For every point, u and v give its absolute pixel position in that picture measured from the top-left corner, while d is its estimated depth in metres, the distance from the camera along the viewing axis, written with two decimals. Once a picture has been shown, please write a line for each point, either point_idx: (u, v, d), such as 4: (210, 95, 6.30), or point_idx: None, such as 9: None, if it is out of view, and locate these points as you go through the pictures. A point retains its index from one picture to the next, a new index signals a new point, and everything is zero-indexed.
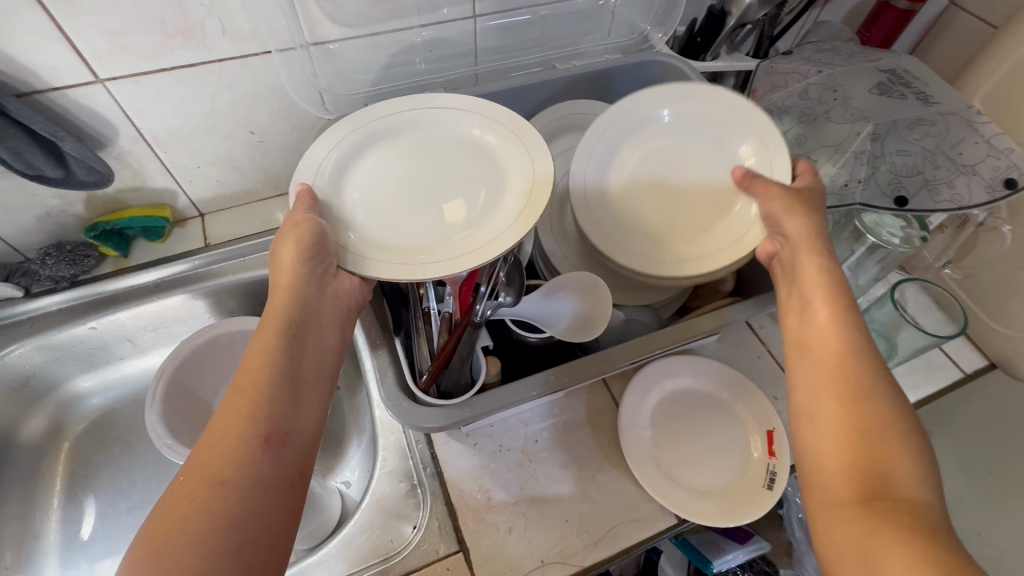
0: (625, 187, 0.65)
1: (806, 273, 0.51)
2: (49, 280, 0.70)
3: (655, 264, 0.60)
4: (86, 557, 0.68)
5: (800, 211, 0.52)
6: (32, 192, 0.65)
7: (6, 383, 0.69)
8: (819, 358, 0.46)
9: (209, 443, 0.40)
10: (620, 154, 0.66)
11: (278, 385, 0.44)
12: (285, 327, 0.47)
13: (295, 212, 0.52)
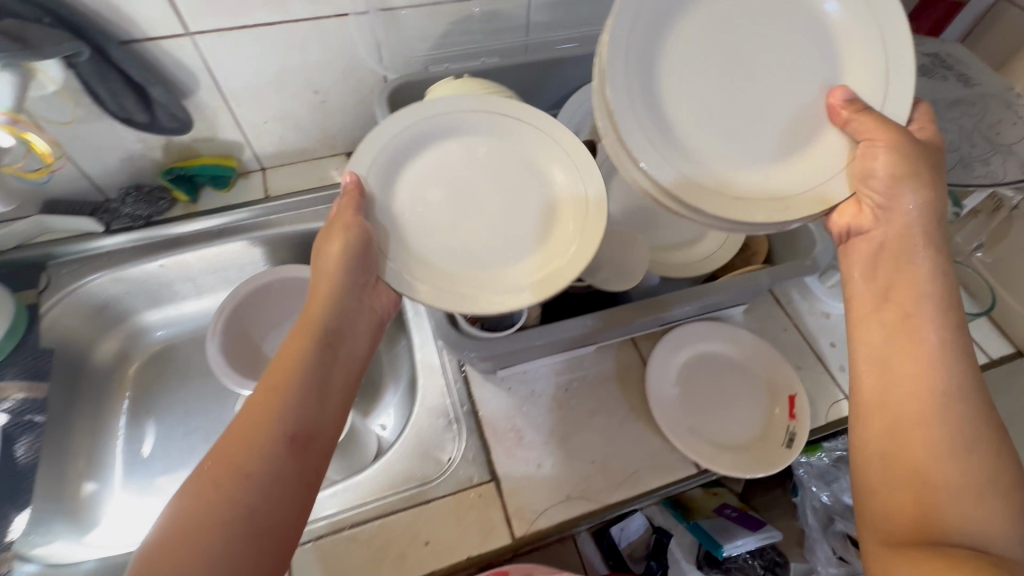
0: (688, 70, 0.50)
1: (904, 282, 0.48)
2: (128, 218, 0.76)
3: (717, 197, 0.47)
4: (147, 470, 0.75)
5: (923, 185, 0.48)
6: (120, 134, 0.71)
7: (87, 309, 0.75)
8: (903, 385, 0.44)
9: (235, 433, 0.43)
10: (688, 21, 0.50)
11: (308, 389, 0.47)
12: (319, 334, 0.51)
13: (345, 208, 0.52)
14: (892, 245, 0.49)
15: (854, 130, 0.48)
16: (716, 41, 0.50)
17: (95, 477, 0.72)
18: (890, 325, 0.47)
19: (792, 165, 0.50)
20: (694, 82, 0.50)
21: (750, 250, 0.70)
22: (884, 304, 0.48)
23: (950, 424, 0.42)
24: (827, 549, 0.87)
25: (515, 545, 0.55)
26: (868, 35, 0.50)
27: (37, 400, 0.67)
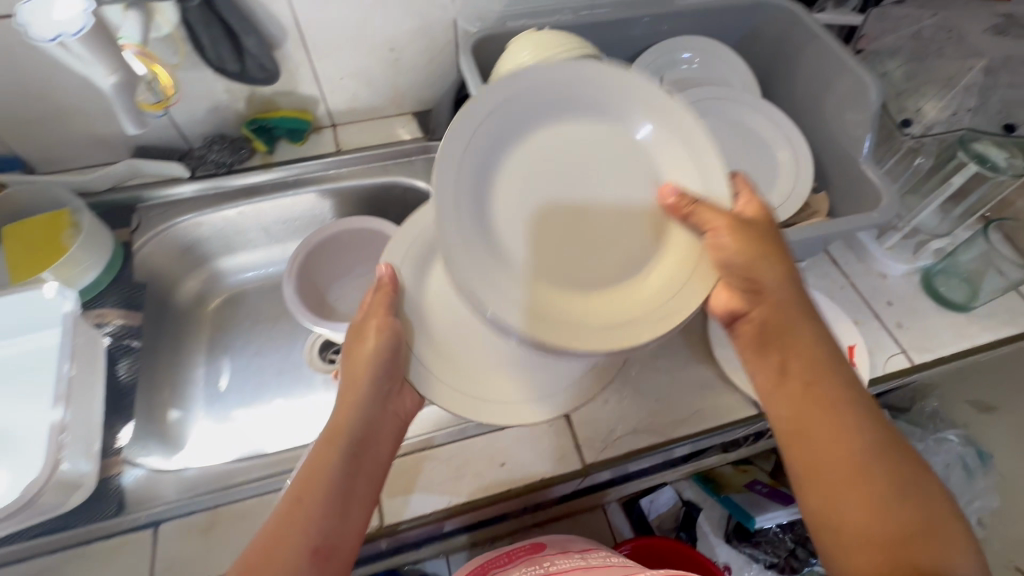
0: (524, 206, 0.52)
1: (795, 355, 0.50)
2: (213, 165, 0.81)
3: (593, 323, 0.50)
4: (223, 402, 0.79)
5: (773, 257, 0.52)
6: (209, 83, 0.75)
7: (174, 248, 0.81)
8: (830, 442, 0.45)
9: (260, 553, 0.42)
10: (517, 163, 0.53)
11: (331, 497, 0.46)
12: (346, 440, 0.50)
13: (380, 309, 0.55)
14: (787, 319, 0.51)
15: (699, 222, 0.50)
16: (548, 175, 0.53)
17: (178, 406, 0.76)
18: (796, 390, 0.48)
19: (649, 279, 0.53)
20: (534, 219, 0.52)
21: (812, 208, 0.71)
22: (791, 382, 0.49)
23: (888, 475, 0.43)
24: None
25: (585, 469, 0.59)
26: (677, 139, 0.53)
27: (133, 326, 0.71)
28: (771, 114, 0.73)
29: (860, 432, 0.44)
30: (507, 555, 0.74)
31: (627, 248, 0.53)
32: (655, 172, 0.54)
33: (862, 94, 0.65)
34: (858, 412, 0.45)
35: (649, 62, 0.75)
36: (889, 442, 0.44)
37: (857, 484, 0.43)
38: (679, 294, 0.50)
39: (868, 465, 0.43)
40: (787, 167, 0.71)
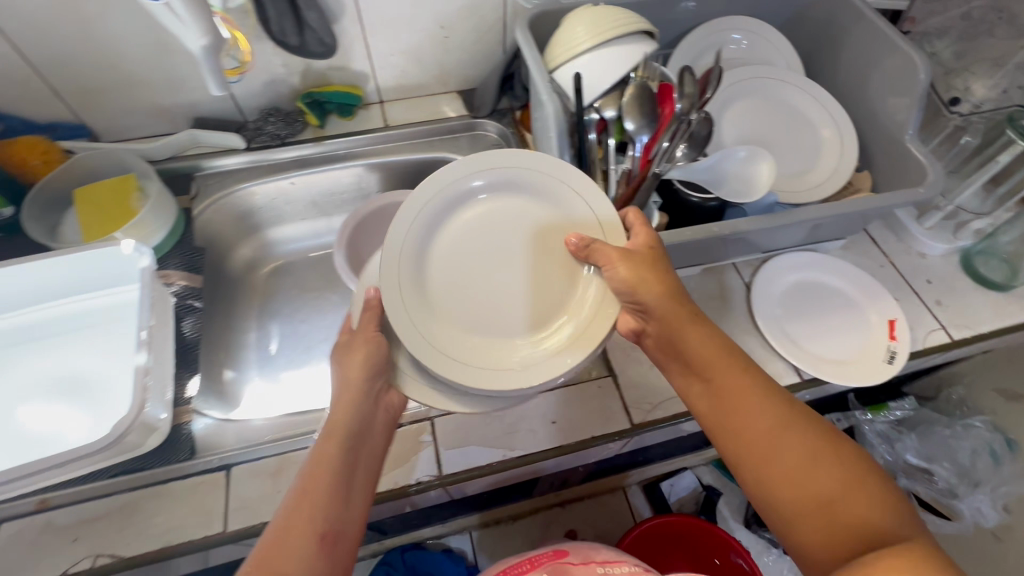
0: (440, 277, 0.55)
1: (716, 368, 0.50)
2: (269, 137, 0.85)
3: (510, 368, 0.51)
4: (274, 365, 0.82)
5: (653, 280, 0.52)
6: (268, 56, 0.78)
7: (231, 216, 0.84)
8: (756, 435, 0.47)
9: (272, 546, 0.43)
10: (437, 247, 0.56)
11: (333, 487, 0.47)
12: (343, 435, 0.50)
13: (367, 325, 0.55)
14: (677, 323, 0.52)
15: (596, 258, 0.52)
16: (464, 247, 0.56)
17: (232, 366, 0.79)
18: (715, 397, 0.50)
19: (564, 324, 0.54)
20: (453, 287, 0.55)
21: (853, 186, 0.71)
22: (692, 378, 0.51)
23: (801, 449, 0.45)
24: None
25: (633, 429, 0.62)
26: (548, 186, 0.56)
27: (194, 288, 0.74)
28: (815, 93, 0.75)
29: (764, 419, 0.47)
30: (529, 561, 0.68)
31: (551, 295, 0.55)
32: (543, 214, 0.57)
33: (912, 73, 0.66)
34: (758, 399, 0.48)
35: (698, 39, 0.76)
36: (794, 418, 0.47)
37: (773, 467, 0.46)
38: (590, 324, 0.52)
39: (778, 447, 0.46)
40: (831, 145, 0.73)
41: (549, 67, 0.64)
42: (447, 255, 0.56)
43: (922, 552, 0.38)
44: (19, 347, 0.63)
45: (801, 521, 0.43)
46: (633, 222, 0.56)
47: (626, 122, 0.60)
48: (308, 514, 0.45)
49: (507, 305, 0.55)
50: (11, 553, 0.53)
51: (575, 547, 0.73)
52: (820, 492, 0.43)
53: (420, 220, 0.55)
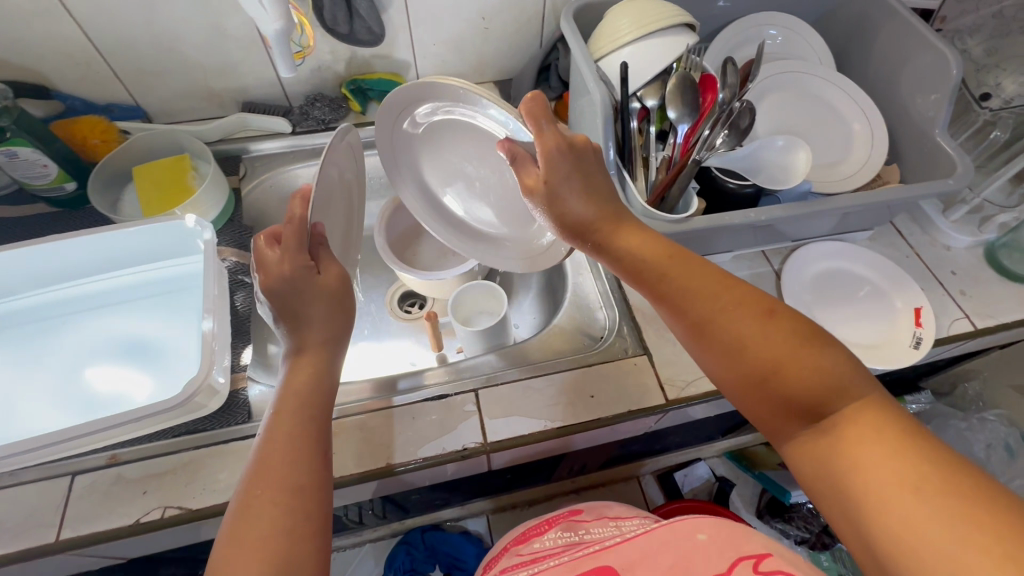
0: (440, 172, 0.72)
1: (662, 265, 0.50)
2: (315, 121, 0.88)
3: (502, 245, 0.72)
4: None
5: (591, 190, 0.54)
6: (318, 43, 0.81)
7: (278, 196, 0.88)
8: (699, 322, 0.47)
9: (264, 469, 0.41)
10: (427, 146, 0.70)
11: (309, 396, 0.46)
12: (324, 345, 0.50)
13: (329, 278, 0.52)
14: (612, 232, 0.53)
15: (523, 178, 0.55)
16: (449, 149, 0.69)
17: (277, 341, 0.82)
18: (662, 295, 0.50)
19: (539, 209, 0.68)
20: (453, 178, 0.72)
21: (882, 179, 0.73)
22: (639, 274, 0.51)
23: (742, 333, 0.45)
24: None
25: (668, 405, 0.64)
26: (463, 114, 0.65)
27: (245, 264, 0.77)
28: (849, 88, 0.77)
29: (703, 300, 0.47)
30: (547, 522, 0.72)
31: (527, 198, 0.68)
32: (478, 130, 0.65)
33: (945, 67, 0.68)
34: (695, 282, 0.48)
35: (735, 32, 0.79)
36: (728, 298, 0.47)
37: (718, 345, 0.46)
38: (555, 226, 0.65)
39: (719, 327, 0.46)
40: (862, 137, 0.75)
41: (595, 56, 0.67)
42: (440, 151, 0.70)
43: (866, 412, 0.40)
44: (91, 313, 0.67)
45: (754, 396, 0.45)
46: (533, 123, 0.54)
47: (669, 112, 0.64)
48: (292, 429, 0.44)
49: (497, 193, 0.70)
50: (85, 503, 0.56)
51: (590, 505, 0.76)
52: (762, 363, 0.44)
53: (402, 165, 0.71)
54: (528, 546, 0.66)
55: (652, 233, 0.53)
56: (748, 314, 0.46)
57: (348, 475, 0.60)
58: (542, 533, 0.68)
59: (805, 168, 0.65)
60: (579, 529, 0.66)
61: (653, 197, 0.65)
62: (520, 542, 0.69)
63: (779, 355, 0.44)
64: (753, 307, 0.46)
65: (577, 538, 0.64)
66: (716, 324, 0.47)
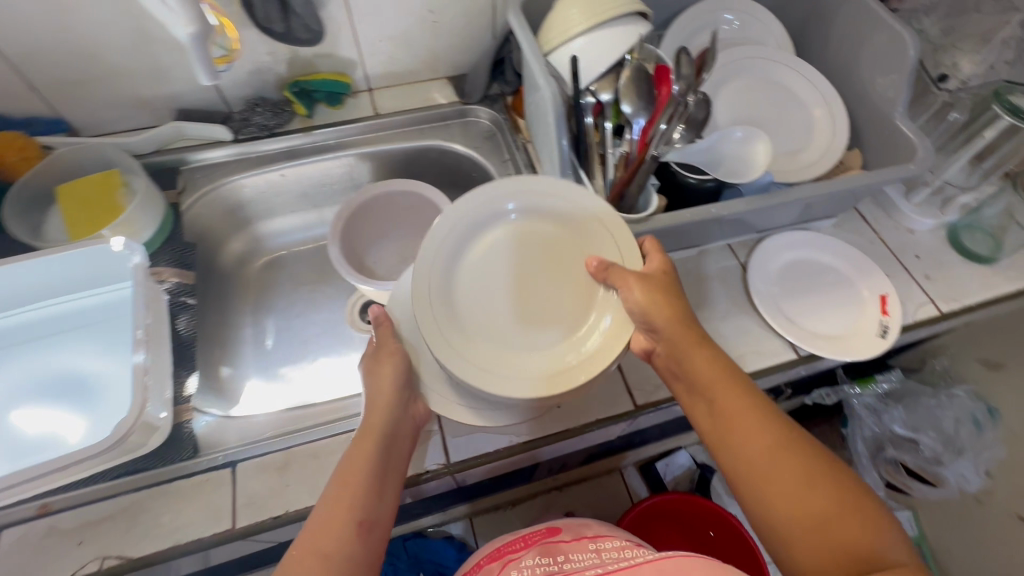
0: (475, 305, 0.55)
1: (720, 388, 0.50)
2: (257, 127, 0.82)
3: (567, 376, 0.50)
4: (271, 360, 0.83)
5: (665, 303, 0.53)
6: (253, 44, 0.75)
7: (223, 208, 0.84)
8: (752, 448, 0.47)
9: (318, 521, 0.46)
10: (461, 276, 0.55)
11: (373, 482, 0.49)
12: (378, 434, 0.52)
13: (386, 340, 0.58)
14: (680, 344, 0.53)
15: (610, 280, 0.53)
16: (489, 277, 0.56)
17: (229, 363, 0.79)
18: (716, 413, 0.50)
19: (590, 326, 0.54)
20: (490, 312, 0.55)
21: (844, 165, 0.72)
22: (695, 399, 0.52)
23: (793, 471, 0.45)
24: (877, 476, 1.04)
25: (637, 410, 0.63)
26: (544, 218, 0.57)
27: (186, 285, 0.72)
28: (807, 72, 0.75)
29: (756, 447, 0.47)
30: (523, 539, 0.70)
31: (561, 320, 0.54)
32: (550, 237, 0.57)
33: (903, 49, 0.67)
34: (750, 425, 0.48)
35: (691, 19, 0.76)
36: (786, 436, 0.47)
37: (764, 495, 0.46)
38: (600, 352, 0.51)
39: (767, 480, 0.46)
40: (823, 124, 0.74)
41: (545, 50, 0.64)
42: (474, 282, 0.55)
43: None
44: (14, 350, 0.62)
45: (796, 541, 0.43)
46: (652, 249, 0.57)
47: (624, 106, 0.61)
48: (351, 499, 0.48)
49: (543, 319, 0.55)
50: (14, 560, 0.52)
51: (569, 525, 0.74)
52: (808, 524, 0.43)
53: (444, 234, 0.55)
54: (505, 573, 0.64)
55: (716, 353, 0.53)
56: (802, 456, 0.46)
57: (303, 507, 0.55)
58: (519, 555, 0.66)
59: (766, 160, 0.63)
60: (558, 559, 0.64)
61: (610, 196, 0.63)
62: (494, 561, 0.67)
63: (829, 504, 0.43)
64: (810, 449, 0.47)
65: (559, 567, 0.62)
66: (771, 453, 0.47)
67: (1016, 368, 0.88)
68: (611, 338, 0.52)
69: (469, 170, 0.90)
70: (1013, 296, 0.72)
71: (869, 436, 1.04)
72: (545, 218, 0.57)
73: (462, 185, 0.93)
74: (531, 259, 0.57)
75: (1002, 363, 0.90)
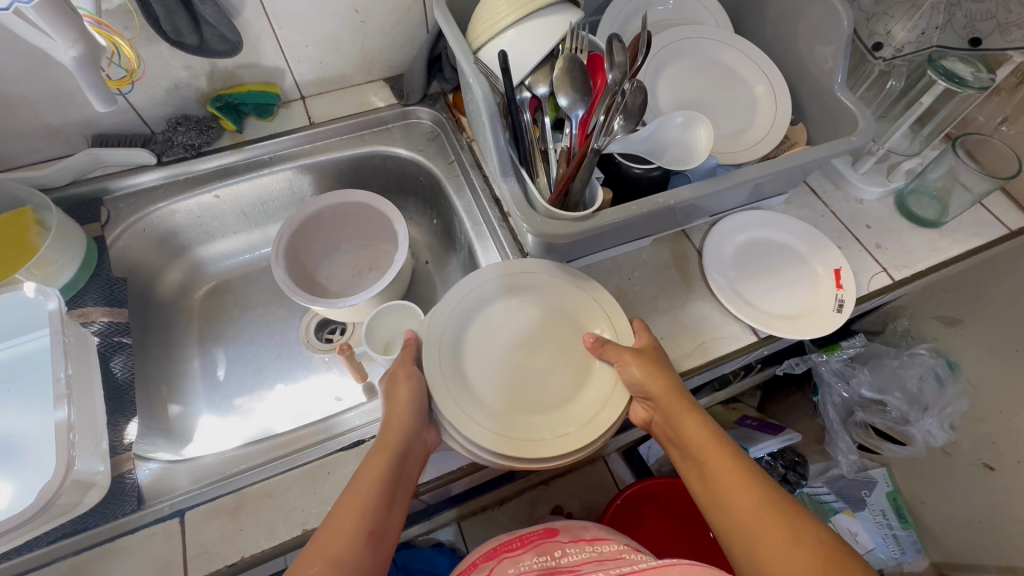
0: (483, 375, 0.57)
1: (711, 452, 0.52)
2: (182, 147, 0.77)
3: (572, 436, 0.53)
4: (224, 390, 0.79)
5: (658, 371, 0.55)
6: (166, 59, 0.70)
7: (153, 236, 0.79)
8: (739, 511, 0.48)
9: (328, 528, 0.45)
10: (470, 349, 0.59)
11: (384, 495, 0.48)
12: (392, 448, 0.51)
13: (405, 365, 0.56)
14: (672, 410, 0.54)
15: (607, 355, 0.56)
16: (496, 349, 0.59)
17: (178, 401, 0.75)
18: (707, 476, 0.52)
19: (588, 390, 0.57)
20: (498, 380, 0.57)
21: (789, 141, 0.71)
22: (688, 463, 0.54)
23: (779, 539, 0.45)
24: (848, 440, 1.02)
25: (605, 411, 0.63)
26: (544, 290, 0.62)
27: (119, 323, 0.68)
28: (746, 49, 0.75)
29: (749, 509, 0.48)
30: (520, 538, 0.68)
31: (558, 385, 0.57)
32: (549, 310, 0.62)
33: (836, 21, 0.66)
34: (738, 484, 0.49)
35: (623, 4, 0.74)
36: (773, 501, 0.48)
37: (755, 557, 0.46)
38: (602, 410, 0.55)
39: (758, 539, 0.46)
40: (765, 101, 0.73)
41: (473, 48, 0.61)
42: (482, 352, 0.59)
43: None
44: None
45: None
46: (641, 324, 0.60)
47: (561, 99, 0.60)
48: (360, 508, 0.46)
49: (544, 386, 0.57)
50: None
51: (567, 526, 0.73)
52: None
53: (456, 306, 0.60)
54: (502, 570, 0.62)
55: (708, 418, 0.55)
56: (789, 524, 0.46)
57: (261, 552, 0.52)
58: (517, 555, 0.64)
59: (710, 142, 0.60)
60: (555, 555, 0.63)
61: (555, 194, 0.58)
62: (490, 559, 0.65)
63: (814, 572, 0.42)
64: (799, 515, 0.47)
65: (554, 565, 0.61)
66: (757, 516, 0.47)
67: (974, 322, 0.86)
68: (609, 398, 0.55)
69: (416, 174, 0.86)
70: (960, 257, 0.73)
71: (840, 402, 0.99)
72: (545, 289, 0.62)
73: (410, 191, 0.90)
74: (534, 330, 0.61)
75: (958, 318, 0.88)
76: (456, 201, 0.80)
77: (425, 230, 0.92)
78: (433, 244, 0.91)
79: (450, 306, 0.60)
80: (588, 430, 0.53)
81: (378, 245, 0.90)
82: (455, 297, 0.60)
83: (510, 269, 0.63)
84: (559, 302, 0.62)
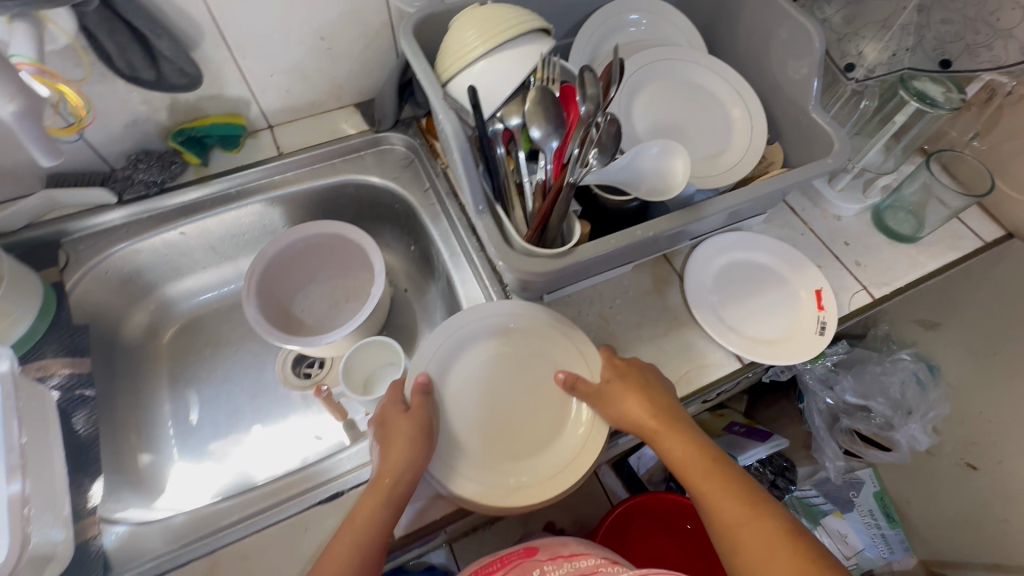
0: (462, 419, 0.55)
1: (694, 468, 0.52)
2: (142, 184, 0.73)
3: (552, 481, 0.52)
4: (196, 435, 0.76)
5: (636, 397, 0.55)
6: (122, 94, 0.67)
7: (114, 278, 0.76)
8: (722, 522, 0.49)
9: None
10: (451, 395, 0.57)
11: (378, 542, 0.47)
12: (389, 494, 0.49)
13: (414, 410, 0.53)
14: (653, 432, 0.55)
15: (585, 390, 0.56)
16: (478, 390, 0.58)
17: (149, 449, 0.73)
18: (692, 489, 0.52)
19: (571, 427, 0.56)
20: (480, 424, 0.56)
21: (766, 161, 0.71)
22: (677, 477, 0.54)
23: (762, 549, 0.46)
24: (834, 446, 0.99)
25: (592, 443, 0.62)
26: (524, 327, 0.61)
27: (82, 375, 0.65)
28: (719, 69, 0.74)
29: (732, 521, 0.48)
30: (500, 559, 0.66)
31: (543, 424, 0.56)
32: (528, 348, 0.60)
33: (808, 42, 0.65)
34: (721, 497, 0.50)
35: (595, 28, 0.73)
36: (756, 510, 0.48)
37: (740, 567, 0.46)
38: (582, 450, 0.54)
39: (742, 550, 0.47)
40: (741, 122, 0.72)
41: (442, 79, 0.59)
42: (464, 395, 0.57)
43: None
44: None
45: None
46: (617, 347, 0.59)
47: (533, 131, 0.58)
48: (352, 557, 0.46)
49: (523, 427, 0.56)
50: None
51: (546, 543, 0.70)
52: None
53: (435, 353, 0.58)
54: None
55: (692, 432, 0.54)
56: (772, 531, 0.46)
57: None
58: None
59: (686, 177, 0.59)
60: None
61: (531, 229, 0.57)
62: None
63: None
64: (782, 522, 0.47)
65: None
66: (739, 526, 0.48)
67: (951, 325, 0.86)
68: (588, 438, 0.55)
69: (390, 202, 0.84)
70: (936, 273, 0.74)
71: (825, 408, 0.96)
72: (524, 324, 0.61)
73: (385, 218, 0.88)
74: (515, 369, 0.59)
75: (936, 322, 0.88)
76: (432, 228, 0.78)
77: (402, 256, 0.90)
78: (412, 271, 0.89)
79: (428, 355, 0.58)
80: (570, 471, 0.53)
81: (353, 274, 0.87)
82: (432, 344, 0.58)
83: (488, 310, 0.61)
84: (540, 340, 0.60)
